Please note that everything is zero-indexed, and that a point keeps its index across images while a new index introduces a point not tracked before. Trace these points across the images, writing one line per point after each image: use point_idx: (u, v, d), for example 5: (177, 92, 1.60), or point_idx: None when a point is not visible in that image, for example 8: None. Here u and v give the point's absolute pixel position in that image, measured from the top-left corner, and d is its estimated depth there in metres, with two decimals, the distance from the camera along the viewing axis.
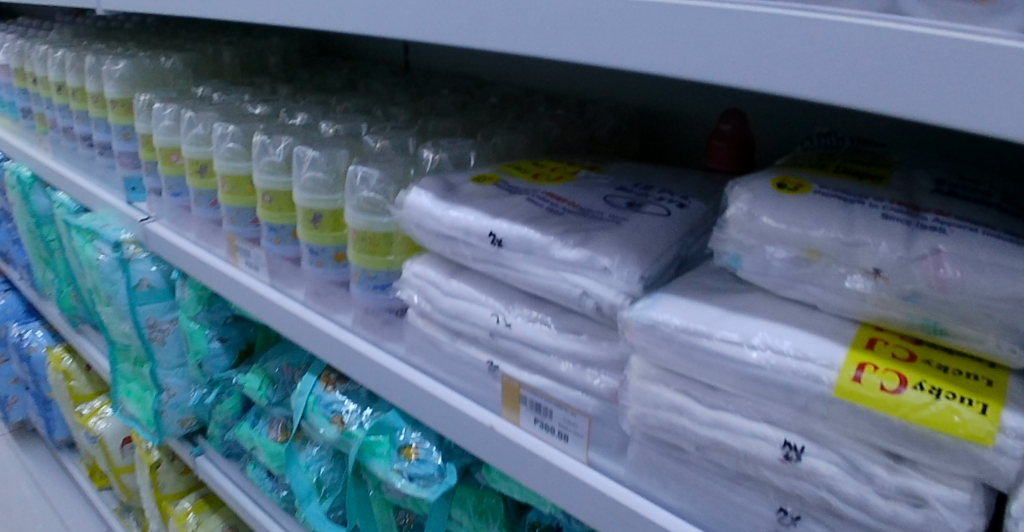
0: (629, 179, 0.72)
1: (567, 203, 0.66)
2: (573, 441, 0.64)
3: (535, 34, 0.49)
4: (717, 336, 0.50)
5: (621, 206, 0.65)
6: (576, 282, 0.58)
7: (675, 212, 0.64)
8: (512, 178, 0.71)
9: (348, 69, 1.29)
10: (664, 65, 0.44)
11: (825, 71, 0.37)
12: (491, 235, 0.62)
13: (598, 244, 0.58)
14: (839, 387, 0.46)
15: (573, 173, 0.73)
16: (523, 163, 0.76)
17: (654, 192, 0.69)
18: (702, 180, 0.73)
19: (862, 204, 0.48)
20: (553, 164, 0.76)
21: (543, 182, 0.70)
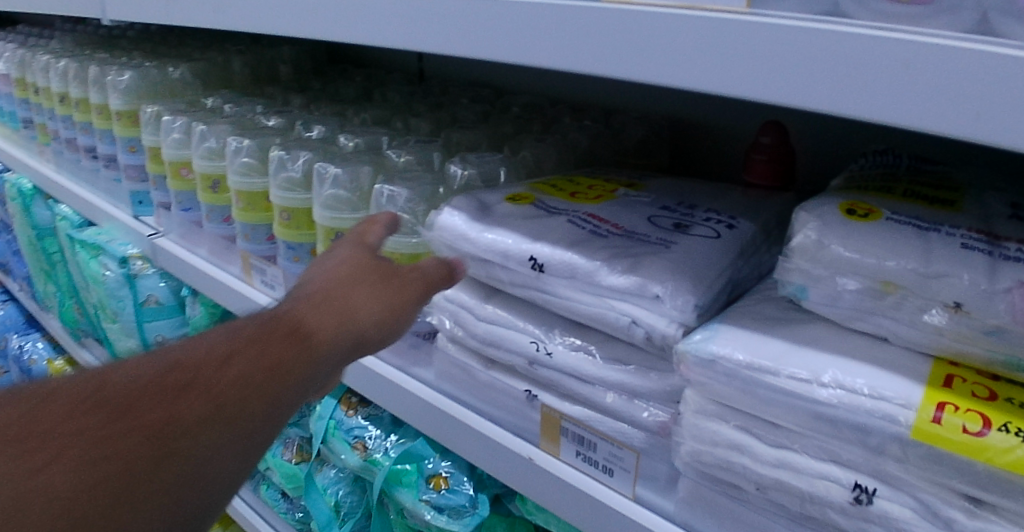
0: (671, 197, 0.70)
1: (609, 225, 0.63)
2: (618, 476, 0.61)
3: (588, 50, 0.46)
4: (784, 374, 0.48)
5: (667, 227, 0.63)
6: (623, 310, 0.56)
7: (726, 233, 0.61)
8: (548, 197, 0.68)
9: (360, 77, 1.25)
10: (732, 85, 0.40)
11: (921, 96, 0.34)
12: (531, 259, 0.60)
13: (648, 270, 0.55)
14: (918, 429, 0.43)
15: (610, 191, 0.71)
16: (556, 180, 0.74)
17: (699, 211, 0.66)
18: (746, 196, 0.71)
19: (937, 232, 0.45)
20: (588, 181, 0.74)
21: (582, 201, 0.68)
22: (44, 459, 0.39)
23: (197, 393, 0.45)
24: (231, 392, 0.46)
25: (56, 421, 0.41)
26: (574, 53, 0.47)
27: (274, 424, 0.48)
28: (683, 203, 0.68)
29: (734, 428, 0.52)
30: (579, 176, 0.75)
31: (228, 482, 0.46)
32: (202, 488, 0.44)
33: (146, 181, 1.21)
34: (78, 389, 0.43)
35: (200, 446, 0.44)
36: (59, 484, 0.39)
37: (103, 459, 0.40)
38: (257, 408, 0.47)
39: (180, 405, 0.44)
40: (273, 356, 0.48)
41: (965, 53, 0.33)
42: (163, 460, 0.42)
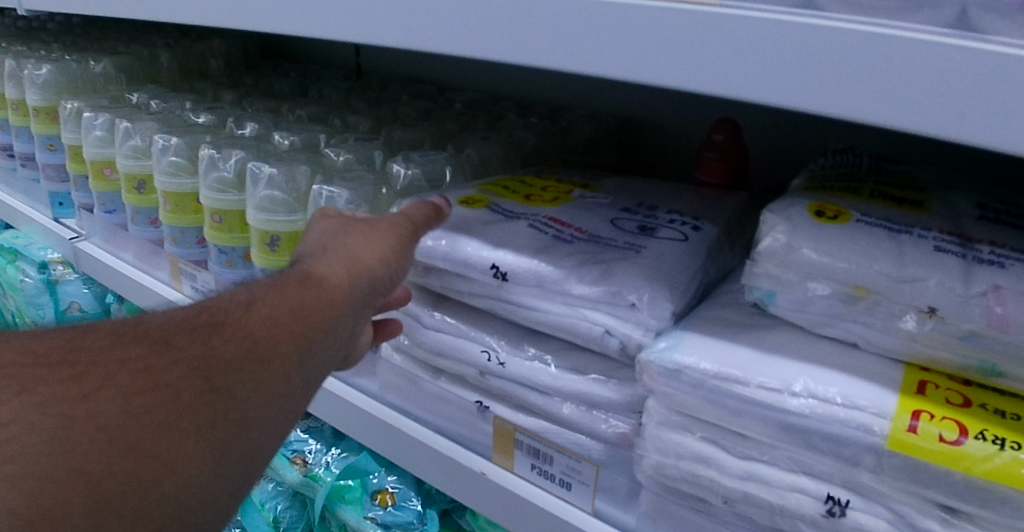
0: (627, 198, 0.67)
1: (572, 229, 0.60)
2: (577, 491, 0.57)
3: (544, 41, 0.42)
4: (754, 383, 0.45)
5: (632, 230, 0.60)
6: (596, 319, 0.53)
7: (693, 235, 0.59)
8: (502, 200, 0.65)
9: (296, 73, 1.19)
10: (702, 81, 0.37)
11: (906, 94, 0.32)
12: (494, 269, 0.56)
13: (622, 277, 0.53)
14: (894, 438, 0.42)
15: (564, 192, 0.67)
16: (507, 181, 0.70)
17: (661, 212, 0.64)
18: (704, 196, 0.69)
19: (909, 234, 0.44)
20: (539, 182, 0.70)
21: (538, 204, 0.64)
22: (90, 388, 0.37)
23: (235, 330, 0.43)
24: (268, 331, 0.44)
25: (97, 357, 0.39)
26: (527, 49, 0.43)
27: (312, 364, 0.46)
28: (643, 204, 0.66)
29: (700, 440, 0.49)
30: (529, 176, 0.72)
31: (270, 427, 0.43)
32: (251, 433, 0.42)
33: (66, 181, 1.12)
34: (115, 333, 0.42)
35: (242, 380, 0.42)
36: (107, 411, 0.37)
37: (145, 390, 0.38)
38: (291, 357, 0.45)
39: (219, 341, 0.42)
40: (300, 298, 0.47)
41: (955, 50, 0.31)
42: (205, 391, 0.40)
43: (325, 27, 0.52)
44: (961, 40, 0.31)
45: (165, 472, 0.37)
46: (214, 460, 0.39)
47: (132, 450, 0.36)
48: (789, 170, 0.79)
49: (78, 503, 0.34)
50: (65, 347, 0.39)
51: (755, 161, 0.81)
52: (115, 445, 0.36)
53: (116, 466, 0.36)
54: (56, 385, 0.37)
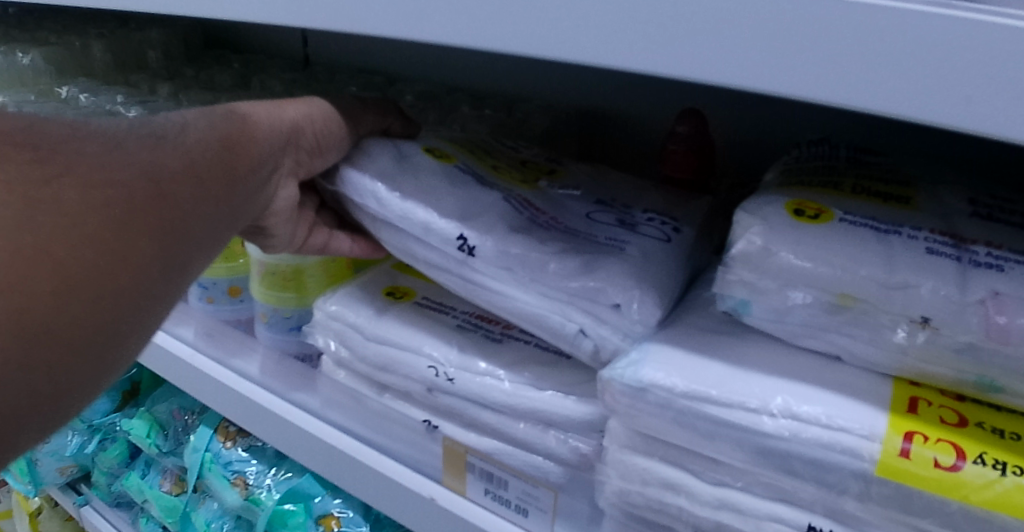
0: (590, 191, 0.62)
1: (547, 215, 0.54)
2: (534, 517, 0.52)
3: (484, 21, 0.36)
4: (728, 402, 0.40)
5: (611, 225, 0.55)
6: (571, 316, 0.48)
7: (676, 237, 0.54)
8: (469, 161, 0.57)
9: (239, 65, 1.11)
10: (667, 63, 0.32)
11: (901, 75, 0.27)
12: (461, 240, 0.49)
13: (609, 273, 0.47)
14: (884, 464, 0.37)
15: (531, 174, 0.61)
16: (472, 143, 0.63)
17: (638, 211, 0.58)
18: (674, 193, 0.64)
19: (898, 235, 0.40)
20: (504, 155, 0.64)
21: (506, 178, 0.58)
22: (53, 174, 0.39)
23: (178, 145, 0.46)
24: (199, 159, 0.46)
25: (56, 146, 0.41)
26: (467, 29, 0.37)
27: (238, 198, 0.48)
28: (616, 201, 0.61)
29: (667, 465, 0.44)
30: (494, 146, 0.65)
31: (205, 243, 0.46)
32: (197, 246, 0.45)
33: None
34: (67, 133, 0.43)
35: (184, 191, 0.45)
36: (68, 197, 0.39)
37: (98, 185, 0.40)
38: (230, 185, 0.48)
39: (164, 152, 0.45)
40: (237, 135, 0.49)
41: (959, 25, 0.26)
42: (149, 197, 0.42)
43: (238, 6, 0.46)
44: (965, 11, 0.27)
45: (116, 263, 0.40)
46: (157, 259, 0.42)
47: (91, 236, 0.39)
48: (761, 163, 0.74)
49: (45, 274, 0.36)
50: (22, 135, 0.40)
51: (723, 154, 0.76)
52: (75, 228, 0.38)
53: (80, 247, 0.38)
54: (24, 167, 0.38)
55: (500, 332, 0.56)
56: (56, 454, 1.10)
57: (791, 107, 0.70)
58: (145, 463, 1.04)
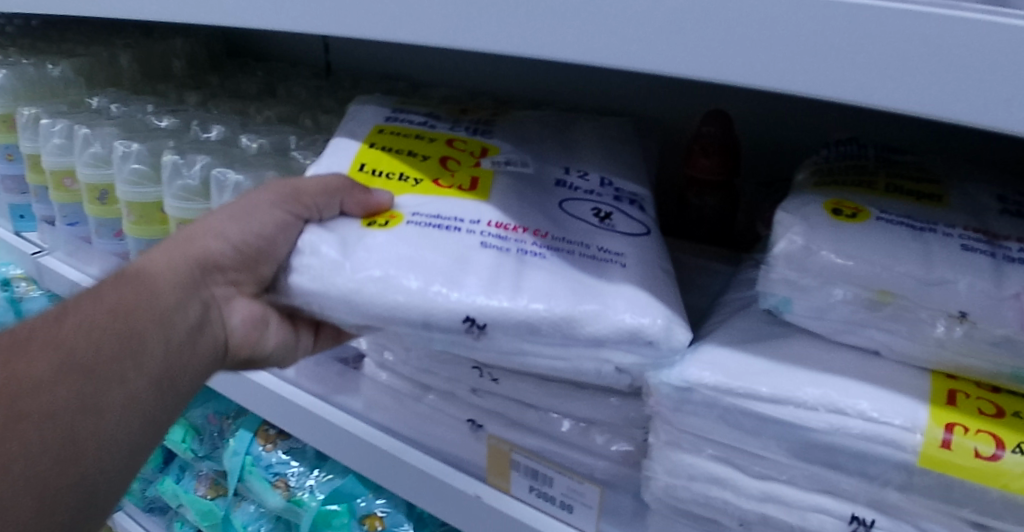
0: (551, 170, 0.59)
1: (529, 232, 0.50)
2: (579, 513, 0.53)
3: (526, 30, 0.37)
4: (774, 398, 0.41)
5: (591, 224, 0.52)
6: (607, 358, 0.45)
7: (648, 222, 0.55)
8: (411, 197, 0.52)
9: (262, 73, 1.12)
10: (717, 70, 0.33)
11: (944, 81, 0.29)
12: (469, 320, 0.45)
13: (633, 308, 0.44)
14: (926, 455, 0.38)
15: (475, 163, 0.56)
16: (390, 159, 0.56)
17: (609, 186, 0.58)
18: (633, 164, 0.63)
19: (933, 232, 0.41)
20: (432, 147, 0.57)
21: (456, 193, 0.53)
22: None
23: (57, 338, 0.44)
24: (86, 338, 0.45)
25: None
26: (513, 41, 0.37)
27: (148, 357, 0.47)
28: (581, 174, 0.59)
29: (713, 460, 0.45)
30: (411, 137, 0.58)
31: (105, 428, 0.45)
32: (92, 438, 0.44)
33: (26, 193, 1.06)
34: None
35: (66, 392, 0.43)
36: None
37: None
38: (123, 360, 0.46)
39: (38, 355, 0.43)
40: (128, 300, 0.48)
41: (999, 33, 0.27)
42: (36, 406, 0.42)
43: (280, 22, 0.46)
44: (1006, 16, 0.28)
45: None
46: (40, 468, 0.41)
47: None
48: (787, 162, 0.75)
49: None
50: None
51: (747, 153, 0.77)
52: None
53: None
54: None
55: None
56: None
57: (814, 108, 0.71)
58: (179, 467, 1.06)
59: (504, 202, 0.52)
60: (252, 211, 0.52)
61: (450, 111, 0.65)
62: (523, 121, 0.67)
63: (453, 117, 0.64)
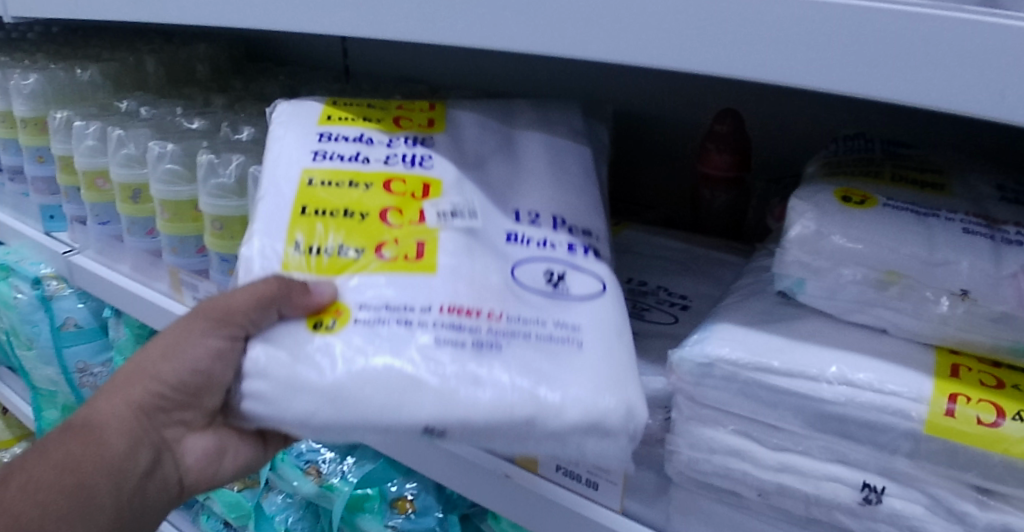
0: (501, 217, 0.53)
1: (481, 316, 0.46)
2: (605, 490, 0.56)
3: (564, 32, 0.39)
4: (789, 373, 0.45)
5: (546, 293, 0.49)
6: (579, 447, 0.44)
7: (603, 274, 0.51)
8: (355, 281, 0.48)
9: (284, 77, 1.10)
10: (741, 67, 0.35)
11: (944, 75, 0.32)
12: (429, 430, 0.43)
13: (592, 396, 0.44)
14: (931, 423, 0.41)
15: (420, 219, 0.51)
16: (325, 226, 0.50)
17: (564, 227, 0.53)
18: (591, 188, 0.56)
19: (937, 217, 0.45)
20: (369, 199, 0.51)
21: (404, 268, 0.48)
22: None
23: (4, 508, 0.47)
24: (35, 502, 0.47)
25: None
26: (547, 42, 0.40)
27: (96, 511, 0.50)
28: (531, 217, 0.53)
29: (732, 433, 0.48)
30: (343, 186, 0.52)
31: None
32: None
33: (57, 193, 1.04)
34: None
35: None
36: None
37: None
38: (72, 519, 0.48)
39: None
40: (74, 456, 0.50)
41: (995, 31, 0.30)
42: None
43: (320, 25, 0.49)
44: (1001, 15, 0.31)
45: None
46: None
47: None
48: (798, 159, 0.77)
49: None
50: None
51: (759, 151, 0.79)
52: None
53: None
54: None
55: None
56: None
57: (826, 102, 0.73)
58: None
59: (452, 275, 0.48)
60: (184, 345, 0.51)
61: (379, 123, 0.57)
62: (464, 127, 0.59)
63: (383, 134, 0.56)
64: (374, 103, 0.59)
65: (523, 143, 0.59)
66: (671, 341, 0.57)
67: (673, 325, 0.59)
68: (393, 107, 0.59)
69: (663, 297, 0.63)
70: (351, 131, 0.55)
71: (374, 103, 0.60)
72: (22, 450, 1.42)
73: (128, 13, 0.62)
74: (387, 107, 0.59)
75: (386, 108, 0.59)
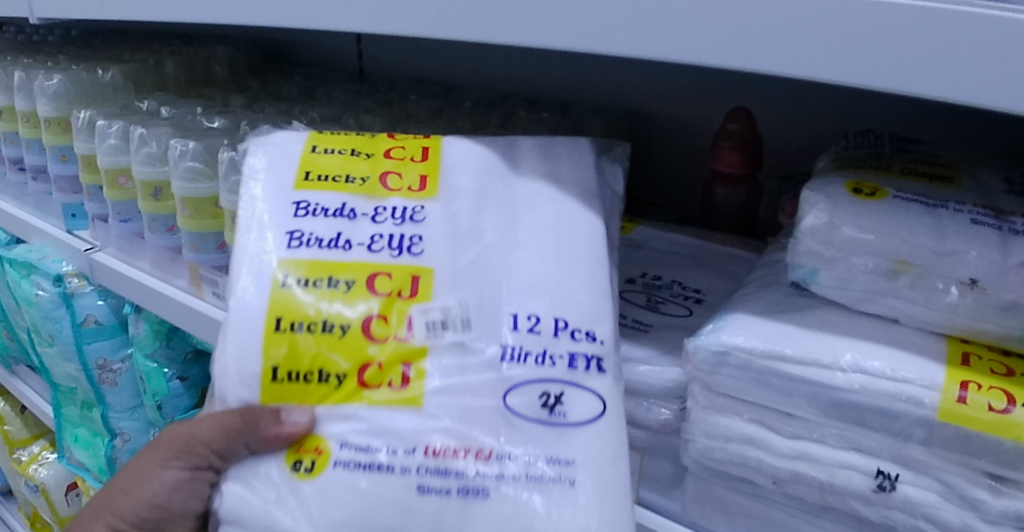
0: (495, 321, 0.46)
1: (472, 455, 0.43)
2: None
3: (580, 29, 0.41)
4: (804, 361, 0.46)
5: (541, 421, 0.44)
6: None
7: (605, 392, 0.45)
8: (338, 412, 0.44)
9: (300, 78, 1.11)
10: (754, 60, 0.36)
11: (952, 65, 0.33)
12: None
13: None
14: (944, 410, 0.42)
15: (406, 332, 0.45)
16: (300, 342, 0.44)
17: (567, 332, 0.46)
18: (603, 269, 0.49)
19: (945, 208, 0.45)
20: (347, 305, 0.45)
21: (389, 401, 0.44)
22: None
23: None
24: None
25: None
26: (565, 37, 0.41)
27: None
28: (530, 321, 0.46)
29: (747, 421, 0.49)
30: (319, 286, 0.45)
31: None
32: None
33: (79, 192, 1.04)
34: None
35: None
36: None
37: None
38: None
39: None
40: None
41: (1001, 22, 0.31)
42: None
43: (342, 25, 0.50)
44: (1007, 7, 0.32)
45: None
46: None
47: None
48: (808, 156, 0.77)
49: None
50: None
51: (771, 149, 0.79)
52: None
53: None
54: None
55: (631, 319, 0.60)
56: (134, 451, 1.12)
57: (840, 96, 0.72)
58: None
59: (439, 410, 0.44)
60: (150, 474, 0.55)
61: (363, 187, 0.49)
62: (459, 186, 0.50)
63: (365, 203, 0.49)
64: (358, 150, 0.51)
65: (528, 187, 0.51)
66: (685, 333, 0.58)
67: (687, 318, 0.60)
68: (379, 153, 0.51)
69: (677, 291, 0.64)
70: (330, 201, 0.48)
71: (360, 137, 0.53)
72: (39, 448, 1.43)
73: (155, 14, 0.63)
74: (372, 155, 0.51)
75: (371, 156, 0.51)
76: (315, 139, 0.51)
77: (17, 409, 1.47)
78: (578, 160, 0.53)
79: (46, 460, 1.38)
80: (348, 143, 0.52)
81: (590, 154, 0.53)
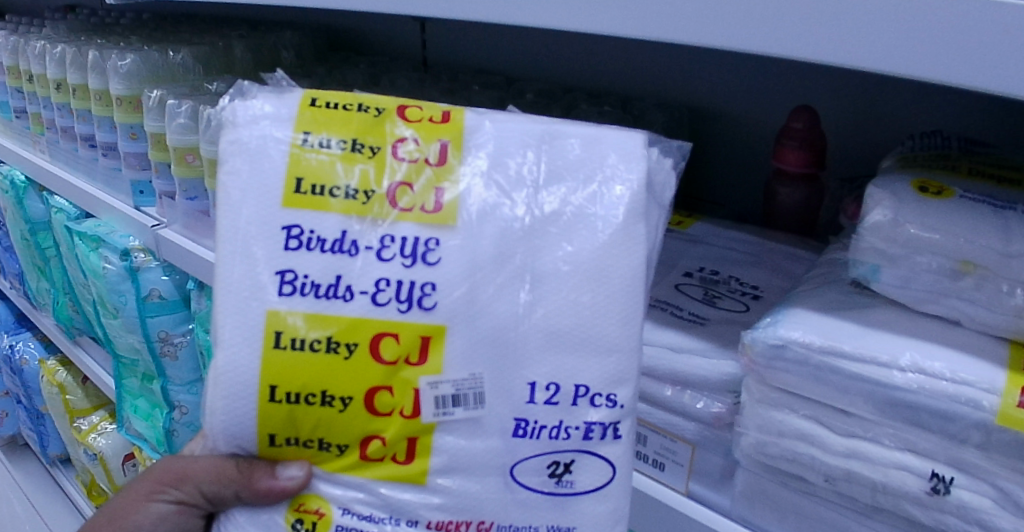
0: (510, 385, 0.43)
1: (472, 526, 0.44)
2: (671, 471, 0.58)
3: (650, 17, 0.41)
4: (860, 359, 0.46)
5: (546, 493, 0.44)
6: None
7: (616, 457, 0.45)
8: (337, 478, 0.44)
9: (365, 66, 1.13)
10: (820, 51, 0.37)
11: (1016, 62, 0.32)
12: None
13: None
14: (1003, 414, 0.42)
15: (413, 409, 0.42)
16: (298, 413, 0.42)
17: (586, 400, 0.43)
18: (631, 325, 0.43)
19: (1013, 210, 0.45)
20: (348, 376, 0.42)
21: (394, 475, 0.44)
22: None
23: None
24: None
25: None
26: (634, 27, 0.42)
27: None
28: (549, 392, 0.43)
29: (802, 418, 0.49)
30: (316, 352, 0.41)
31: None
32: None
33: (148, 169, 1.07)
34: None
35: None
36: None
37: None
38: None
39: None
40: None
41: None
42: None
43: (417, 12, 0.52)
44: None
45: None
46: None
47: None
48: (871, 158, 0.76)
49: None
50: None
51: (835, 149, 0.78)
52: None
53: None
54: None
55: (687, 312, 0.61)
56: (190, 425, 1.17)
57: (913, 94, 0.71)
58: None
59: (451, 489, 0.44)
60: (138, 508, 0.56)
61: (362, 206, 0.42)
62: (480, 202, 0.43)
63: (370, 232, 0.42)
64: (359, 142, 0.43)
65: (560, 197, 0.43)
66: (741, 328, 0.58)
67: (743, 313, 0.60)
68: (387, 147, 0.43)
69: (735, 286, 0.64)
70: (326, 231, 0.42)
71: (365, 107, 0.45)
72: (99, 418, 1.49)
73: None
74: (378, 150, 0.43)
75: (376, 152, 0.43)
76: (306, 125, 0.43)
77: (80, 379, 1.53)
78: (621, 174, 0.44)
79: (106, 430, 1.44)
80: (349, 131, 0.43)
81: (638, 160, 0.44)
